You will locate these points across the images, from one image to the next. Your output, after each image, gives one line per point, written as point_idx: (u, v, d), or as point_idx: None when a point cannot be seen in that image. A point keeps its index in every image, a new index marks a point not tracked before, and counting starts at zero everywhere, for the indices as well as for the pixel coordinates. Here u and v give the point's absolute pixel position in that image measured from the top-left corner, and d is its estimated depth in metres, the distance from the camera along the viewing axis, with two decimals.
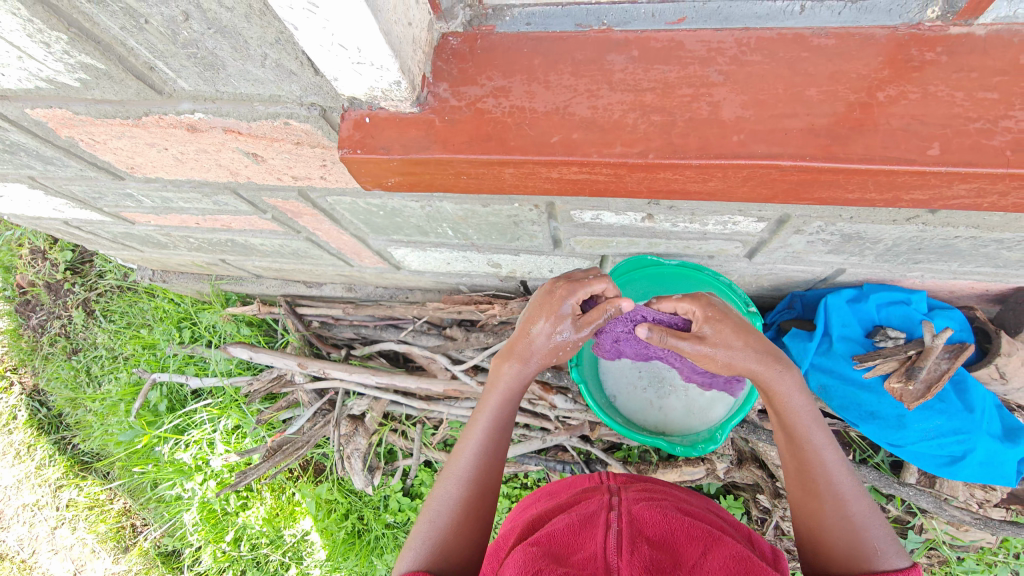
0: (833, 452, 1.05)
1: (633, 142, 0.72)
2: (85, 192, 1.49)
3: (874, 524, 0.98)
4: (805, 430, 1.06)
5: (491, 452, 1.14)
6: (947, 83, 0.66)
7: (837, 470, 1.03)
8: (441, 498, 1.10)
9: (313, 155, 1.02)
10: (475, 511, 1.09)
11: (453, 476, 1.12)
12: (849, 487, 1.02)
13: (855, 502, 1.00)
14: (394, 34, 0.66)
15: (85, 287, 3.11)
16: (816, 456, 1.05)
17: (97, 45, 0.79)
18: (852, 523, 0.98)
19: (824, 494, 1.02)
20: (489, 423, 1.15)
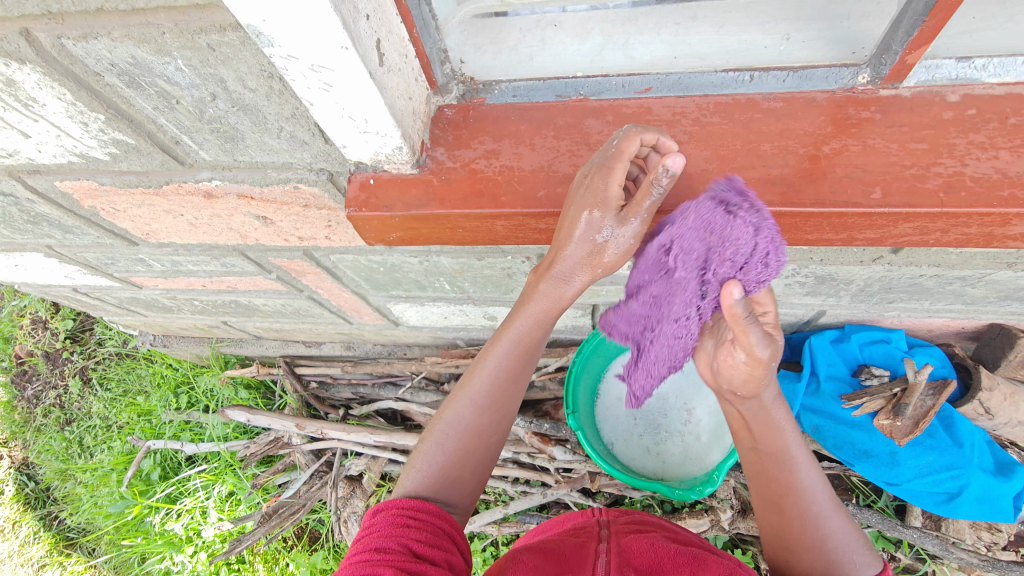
0: (810, 470, 1.00)
1: None
2: (98, 260, 1.57)
3: (848, 542, 0.97)
4: (781, 450, 0.99)
5: (503, 386, 1.02)
6: (883, 137, 0.76)
7: (815, 489, 0.99)
8: (450, 420, 1.01)
9: (320, 217, 1.11)
10: (486, 435, 1.03)
11: (463, 401, 1.02)
12: (825, 506, 0.99)
13: (830, 521, 0.98)
14: (396, 107, 0.75)
15: (83, 355, 3.14)
16: (793, 478, 0.99)
17: (130, 123, 0.88)
18: (826, 544, 0.97)
19: (800, 516, 0.99)
20: (509, 350, 1.00)
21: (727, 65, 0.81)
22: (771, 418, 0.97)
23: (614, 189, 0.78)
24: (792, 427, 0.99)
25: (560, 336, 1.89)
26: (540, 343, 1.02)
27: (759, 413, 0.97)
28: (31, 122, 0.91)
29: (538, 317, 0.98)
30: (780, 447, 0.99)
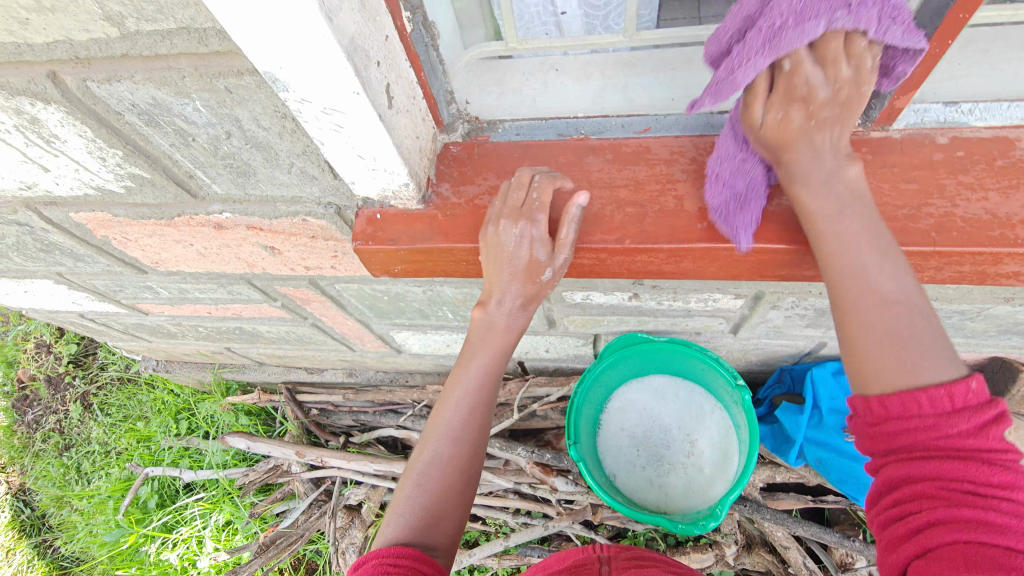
0: (891, 275, 0.70)
1: (612, 230, 0.83)
2: (106, 287, 1.59)
3: (931, 355, 0.69)
4: (851, 257, 0.70)
5: (472, 416, 1.00)
6: (875, 178, 0.78)
7: (900, 300, 0.70)
8: (427, 459, 0.98)
9: (326, 247, 1.13)
10: (465, 469, 0.99)
11: (436, 438, 0.99)
12: (907, 315, 0.70)
13: (913, 330, 0.69)
14: (404, 146, 0.78)
15: (86, 380, 3.14)
16: (862, 291, 0.70)
17: (147, 158, 0.91)
18: (909, 367, 0.69)
19: (873, 334, 0.70)
20: (476, 378, 1.00)
21: (723, 107, 0.86)
22: (823, 209, 0.70)
23: (540, 243, 0.82)
24: (875, 236, 0.70)
25: (561, 365, 1.89)
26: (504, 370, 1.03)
27: (809, 213, 0.71)
28: (51, 157, 0.94)
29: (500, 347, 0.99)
30: (849, 258, 0.70)
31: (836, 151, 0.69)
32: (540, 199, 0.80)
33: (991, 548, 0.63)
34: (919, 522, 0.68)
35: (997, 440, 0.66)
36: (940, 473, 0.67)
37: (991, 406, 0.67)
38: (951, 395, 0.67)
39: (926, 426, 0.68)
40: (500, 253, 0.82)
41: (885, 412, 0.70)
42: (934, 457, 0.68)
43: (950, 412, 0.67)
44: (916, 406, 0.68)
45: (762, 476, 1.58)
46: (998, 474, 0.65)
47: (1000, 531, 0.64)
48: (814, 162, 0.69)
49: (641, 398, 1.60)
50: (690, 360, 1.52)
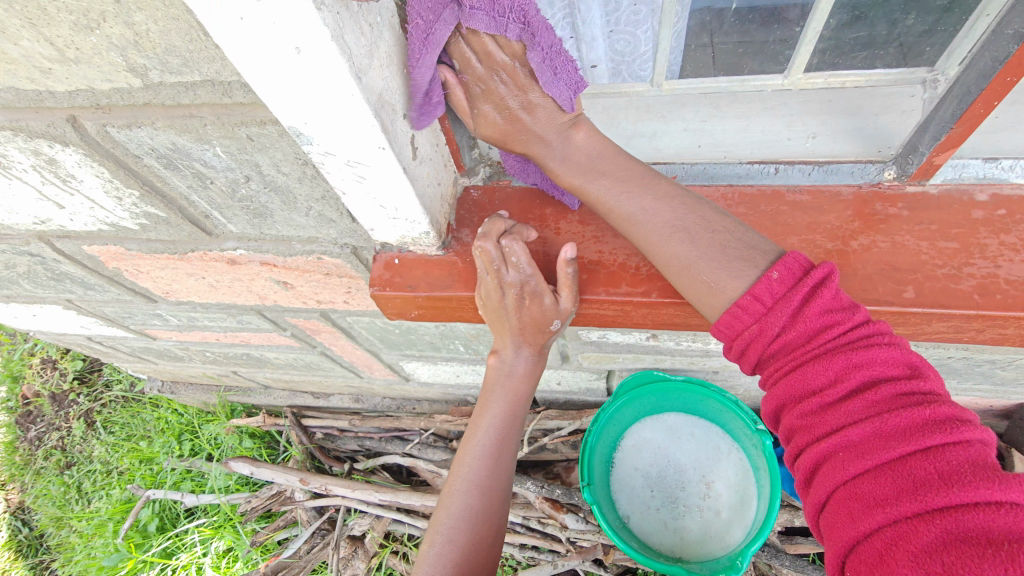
0: (660, 207, 0.75)
1: (638, 282, 0.80)
2: (115, 313, 1.58)
3: (723, 269, 0.72)
4: (618, 208, 0.76)
5: (496, 466, 0.99)
6: (912, 234, 0.75)
7: (685, 228, 0.74)
8: (455, 513, 0.95)
9: (340, 284, 1.11)
10: (492, 520, 0.97)
11: (460, 491, 0.97)
12: (690, 240, 0.74)
13: (700, 249, 0.73)
14: (426, 195, 0.76)
15: (90, 398, 3.13)
16: (648, 233, 0.75)
17: (163, 199, 0.90)
18: (710, 286, 0.73)
19: (677, 266, 0.74)
20: (498, 426, 1.00)
21: (750, 158, 0.84)
22: (586, 179, 0.76)
23: (539, 294, 0.80)
24: (638, 185, 0.76)
25: (572, 397, 1.86)
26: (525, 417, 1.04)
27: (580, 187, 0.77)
28: (67, 195, 0.93)
29: (517, 389, 1.00)
30: (622, 209, 0.76)
31: (557, 126, 0.73)
32: (511, 255, 0.77)
33: (864, 473, 0.60)
34: (803, 457, 0.66)
35: (821, 326, 0.66)
36: (789, 391, 0.69)
37: (803, 289, 0.67)
38: (756, 297, 0.69)
39: (756, 334, 0.70)
40: (500, 309, 0.83)
41: (729, 339, 0.74)
42: (781, 371, 0.69)
43: (765, 313, 0.69)
44: (740, 321, 0.71)
45: (780, 520, 1.53)
46: (831, 366, 0.65)
47: (862, 443, 0.61)
48: (564, 149, 0.75)
49: (656, 436, 1.56)
50: (707, 400, 1.49)
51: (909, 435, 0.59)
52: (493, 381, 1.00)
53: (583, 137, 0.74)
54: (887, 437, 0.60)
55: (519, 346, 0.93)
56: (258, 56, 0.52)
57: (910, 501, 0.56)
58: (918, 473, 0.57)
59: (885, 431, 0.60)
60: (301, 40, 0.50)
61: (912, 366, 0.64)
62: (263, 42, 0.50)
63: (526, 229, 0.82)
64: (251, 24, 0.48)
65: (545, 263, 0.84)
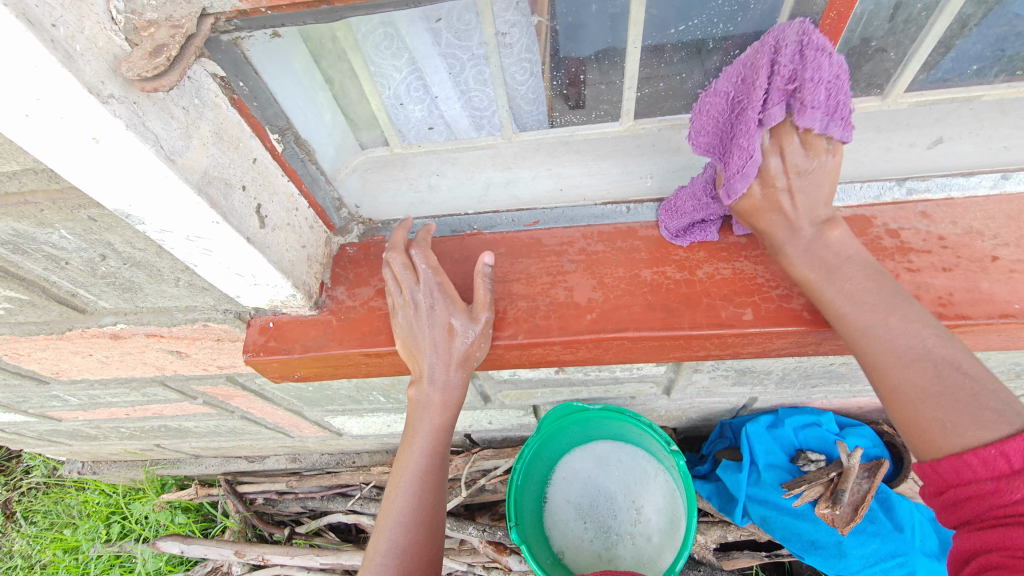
0: (912, 330, 0.66)
1: (505, 325, 0.82)
2: (9, 397, 1.48)
3: (965, 415, 0.63)
4: (861, 319, 0.68)
5: (423, 502, 0.92)
6: (750, 260, 0.81)
7: (932, 357, 0.65)
8: (383, 551, 0.89)
9: (233, 349, 1.08)
10: (426, 552, 0.91)
11: (388, 527, 0.91)
12: (937, 373, 0.64)
13: (951, 387, 0.64)
14: (285, 260, 0.77)
15: (7, 487, 2.89)
16: (886, 354, 0.66)
17: (21, 282, 0.87)
18: (943, 426, 0.64)
19: (904, 394, 0.66)
20: (421, 460, 0.92)
21: (604, 199, 0.88)
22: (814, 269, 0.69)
23: (450, 314, 0.79)
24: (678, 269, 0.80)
25: (507, 435, 1.85)
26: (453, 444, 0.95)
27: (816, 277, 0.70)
28: None
29: (437, 427, 0.90)
30: (859, 320, 0.67)
31: (816, 219, 0.69)
32: (417, 264, 0.80)
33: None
34: None
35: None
36: (996, 539, 0.61)
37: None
38: (1006, 455, 0.61)
39: (986, 492, 0.62)
40: (413, 327, 0.79)
41: (941, 479, 0.66)
42: (1001, 528, 0.61)
43: (1007, 474, 0.61)
44: (970, 470, 0.63)
45: (713, 537, 1.53)
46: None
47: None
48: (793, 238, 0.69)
49: (585, 466, 1.57)
50: (626, 425, 1.52)
51: None
52: (414, 414, 0.89)
53: (843, 235, 0.68)
54: None
55: (434, 377, 0.83)
56: (57, 146, 0.52)
57: None
58: None
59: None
60: (96, 131, 0.50)
61: None
62: (57, 135, 0.51)
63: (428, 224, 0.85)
64: (38, 119, 0.49)
65: (472, 282, 0.85)
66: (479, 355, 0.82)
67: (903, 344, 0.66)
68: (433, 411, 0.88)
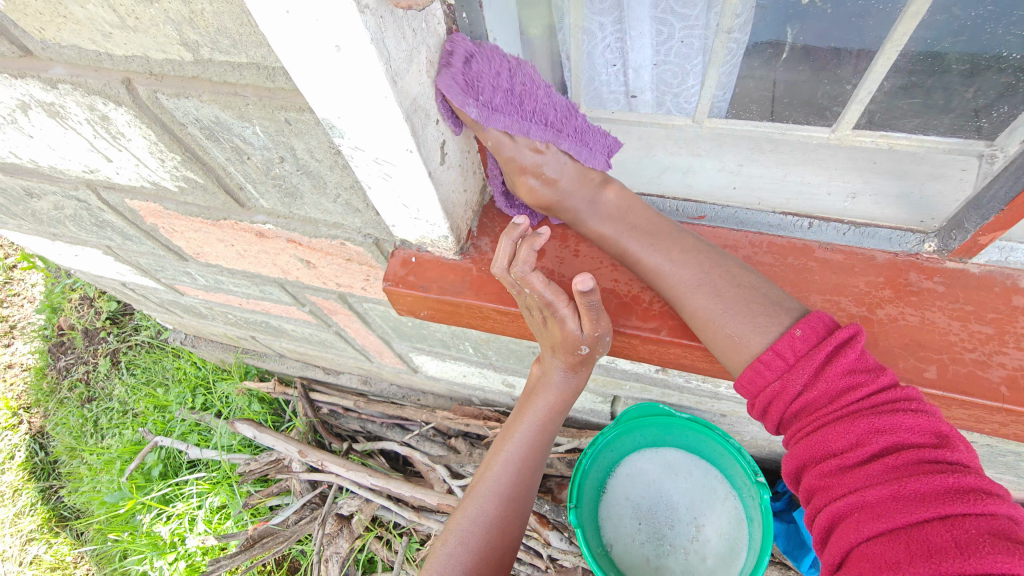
0: (688, 257, 0.78)
1: (649, 316, 0.79)
2: (149, 265, 1.64)
3: (748, 322, 0.74)
4: (651, 256, 0.78)
5: (521, 475, 0.99)
6: (944, 312, 0.72)
7: (709, 279, 0.76)
8: (474, 516, 0.95)
9: (360, 271, 1.13)
10: (511, 527, 0.96)
11: (483, 494, 0.97)
12: (714, 292, 0.75)
13: (727, 301, 0.75)
14: (449, 201, 0.77)
15: (118, 338, 3.26)
16: (678, 283, 0.77)
17: (203, 166, 0.93)
18: (735, 342, 0.74)
19: (705, 315, 0.75)
20: (528, 436, 1.00)
21: (784, 208, 0.81)
22: (608, 226, 0.80)
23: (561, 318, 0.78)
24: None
25: (576, 415, 1.84)
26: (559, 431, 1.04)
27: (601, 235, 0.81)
28: (115, 150, 0.97)
29: (550, 405, 0.99)
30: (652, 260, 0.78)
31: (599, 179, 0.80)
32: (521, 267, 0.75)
33: (877, 537, 0.61)
34: (821, 520, 0.67)
35: (840, 388, 0.68)
36: (811, 453, 0.70)
37: (826, 345, 0.69)
38: (778, 354, 0.72)
39: (779, 391, 0.72)
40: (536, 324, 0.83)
41: (751, 392, 0.75)
42: (802, 432, 0.71)
43: (787, 369, 0.71)
44: (762, 376, 0.73)
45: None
46: (853, 430, 0.66)
47: (879, 508, 0.61)
48: (590, 208, 0.80)
49: (653, 469, 1.54)
50: (709, 442, 1.45)
51: (927, 501, 0.59)
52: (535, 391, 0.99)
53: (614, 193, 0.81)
54: (907, 499, 0.60)
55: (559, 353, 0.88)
56: (299, 48, 0.53)
57: (920, 564, 0.56)
58: (934, 541, 0.56)
59: (900, 495, 0.61)
60: (340, 39, 0.51)
61: (941, 435, 0.63)
62: (306, 36, 0.51)
63: (541, 232, 0.77)
64: (295, 17, 0.50)
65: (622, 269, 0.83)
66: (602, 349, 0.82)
67: (683, 271, 0.77)
68: (550, 387, 0.97)
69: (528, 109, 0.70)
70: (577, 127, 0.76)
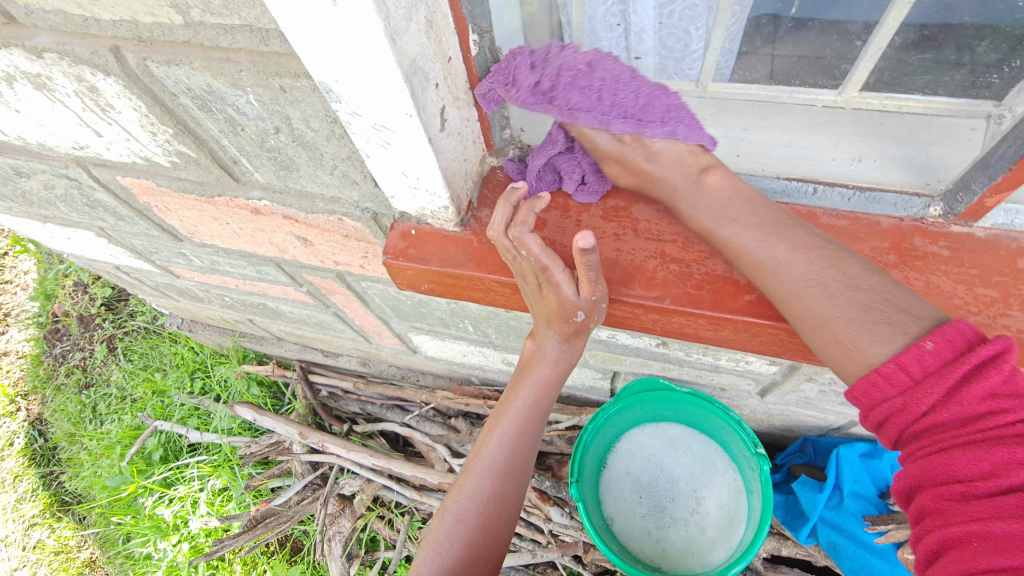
0: (794, 257, 0.70)
1: (653, 286, 0.78)
2: (143, 246, 1.62)
3: (866, 330, 0.67)
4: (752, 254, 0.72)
5: (516, 450, 0.99)
6: (949, 277, 0.72)
7: (822, 281, 0.69)
8: (469, 492, 0.95)
9: (358, 248, 1.11)
10: (508, 502, 0.97)
11: (479, 470, 0.97)
12: (828, 295, 0.69)
13: (839, 305, 0.68)
14: (449, 169, 0.76)
15: (114, 324, 3.23)
16: (781, 284, 0.70)
17: (195, 140, 0.91)
18: (847, 347, 0.68)
19: (812, 320, 0.69)
20: (522, 411, 0.99)
21: (790, 174, 0.81)
22: (705, 216, 0.74)
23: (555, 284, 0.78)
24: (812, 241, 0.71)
25: (575, 392, 1.85)
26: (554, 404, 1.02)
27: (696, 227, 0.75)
28: (105, 124, 0.95)
29: (542, 380, 0.98)
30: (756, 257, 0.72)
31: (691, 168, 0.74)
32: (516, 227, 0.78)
33: (995, 571, 0.59)
34: (928, 540, 0.65)
35: (976, 410, 0.61)
36: (930, 475, 0.65)
37: (964, 362, 0.62)
38: (903, 368, 0.64)
39: (900, 409, 0.65)
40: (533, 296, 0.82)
41: (863, 404, 0.69)
42: (920, 451, 0.65)
43: (911, 386, 0.64)
44: (880, 390, 0.66)
45: (767, 547, 1.48)
46: (987, 458, 0.61)
47: (1006, 543, 0.59)
48: (688, 193, 0.74)
49: (653, 444, 1.54)
50: (710, 416, 1.46)
51: None
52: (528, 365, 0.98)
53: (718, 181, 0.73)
54: None
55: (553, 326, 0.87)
56: (293, 4, 0.52)
57: None
58: None
59: None
60: None
61: None
62: None
63: (539, 198, 0.81)
64: None
65: (624, 239, 0.82)
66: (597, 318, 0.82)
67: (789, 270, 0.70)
68: (542, 361, 0.96)
69: (607, 103, 0.72)
70: (669, 106, 0.73)
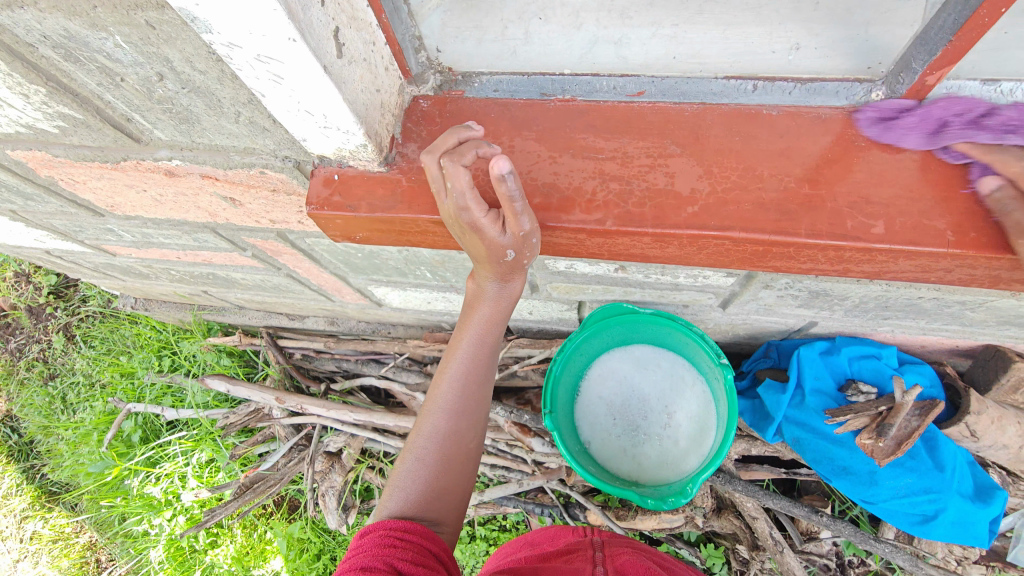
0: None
1: (592, 208, 0.74)
2: (66, 226, 1.51)
3: None
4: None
5: (470, 388, 0.98)
6: None
7: None
8: (427, 432, 0.95)
9: (289, 202, 1.03)
10: (466, 438, 0.97)
11: (435, 411, 0.97)
12: None
13: None
14: (359, 102, 0.69)
15: (67, 312, 3.09)
16: None
17: (74, 98, 0.81)
18: None
19: None
20: (472, 349, 0.98)
21: (728, 73, 0.76)
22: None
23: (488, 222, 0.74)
24: None
25: (544, 326, 1.84)
26: (504, 338, 1.01)
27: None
28: None
29: (487, 319, 0.96)
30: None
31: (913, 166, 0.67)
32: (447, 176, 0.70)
33: None
34: None
35: None
36: None
37: None
38: None
39: None
40: (464, 237, 0.78)
41: None
42: None
43: None
44: None
45: (738, 449, 1.57)
46: None
47: None
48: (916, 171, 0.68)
49: (623, 366, 1.55)
50: (675, 333, 1.49)
51: None
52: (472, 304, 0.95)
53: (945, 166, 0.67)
54: None
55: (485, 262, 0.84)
56: None
57: None
58: None
59: None
60: None
61: None
62: None
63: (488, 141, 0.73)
64: None
65: (563, 159, 0.77)
66: (535, 242, 0.77)
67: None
68: (484, 298, 0.94)
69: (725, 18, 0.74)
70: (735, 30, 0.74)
